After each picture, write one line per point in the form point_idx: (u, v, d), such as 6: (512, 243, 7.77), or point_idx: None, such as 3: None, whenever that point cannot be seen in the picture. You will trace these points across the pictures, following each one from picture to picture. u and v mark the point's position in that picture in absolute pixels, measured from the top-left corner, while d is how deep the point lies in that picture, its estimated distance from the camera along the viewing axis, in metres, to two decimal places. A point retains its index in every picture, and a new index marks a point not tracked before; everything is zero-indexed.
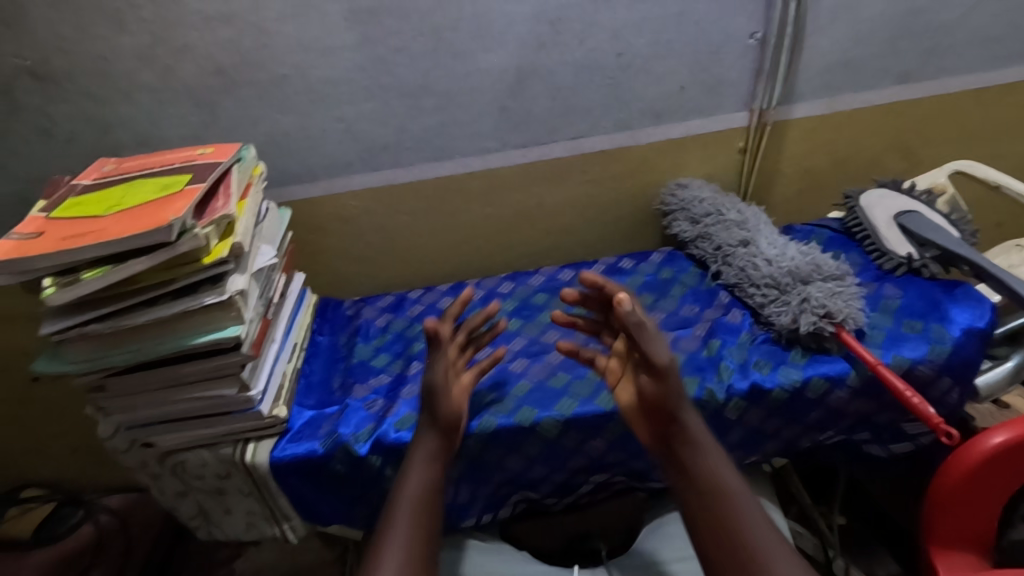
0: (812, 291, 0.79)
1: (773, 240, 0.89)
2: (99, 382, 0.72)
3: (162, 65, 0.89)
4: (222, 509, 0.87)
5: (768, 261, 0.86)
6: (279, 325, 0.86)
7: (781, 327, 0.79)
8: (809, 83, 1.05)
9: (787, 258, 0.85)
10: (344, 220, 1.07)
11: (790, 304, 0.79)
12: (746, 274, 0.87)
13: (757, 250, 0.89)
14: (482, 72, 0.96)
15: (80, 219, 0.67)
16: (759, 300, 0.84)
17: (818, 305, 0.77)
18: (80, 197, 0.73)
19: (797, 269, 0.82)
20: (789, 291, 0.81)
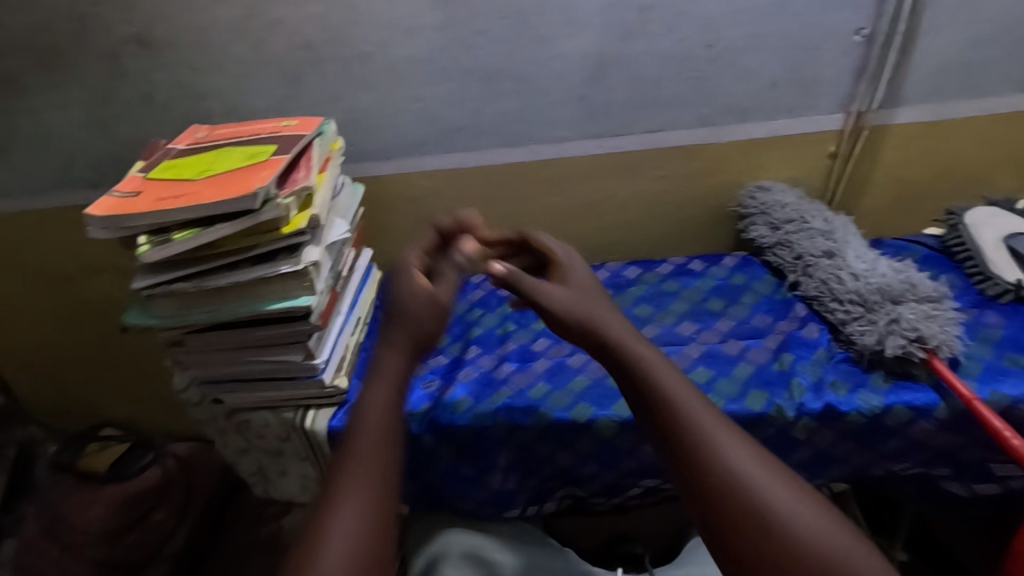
0: (903, 312, 0.73)
1: (861, 254, 0.84)
2: (178, 337, 0.76)
3: (254, 38, 0.92)
4: (280, 469, 0.91)
5: (854, 276, 0.80)
6: (346, 298, 0.88)
7: (865, 347, 0.74)
8: (916, 87, 0.97)
9: (877, 275, 0.79)
10: (413, 200, 1.08)
11: (875, 324, 0.74)
12: (828, 287, 0.82)
13: (843, 263, 0.83)
14: (562, 58, 0.94)
15: (174, 181, 0.71)
16: (841, 316, 0.78)
17: (909, 328, 0.71)
18: (176, 160, 0.77)
19: (887, 287, 0.76)
20: (876, 308, 0.75)
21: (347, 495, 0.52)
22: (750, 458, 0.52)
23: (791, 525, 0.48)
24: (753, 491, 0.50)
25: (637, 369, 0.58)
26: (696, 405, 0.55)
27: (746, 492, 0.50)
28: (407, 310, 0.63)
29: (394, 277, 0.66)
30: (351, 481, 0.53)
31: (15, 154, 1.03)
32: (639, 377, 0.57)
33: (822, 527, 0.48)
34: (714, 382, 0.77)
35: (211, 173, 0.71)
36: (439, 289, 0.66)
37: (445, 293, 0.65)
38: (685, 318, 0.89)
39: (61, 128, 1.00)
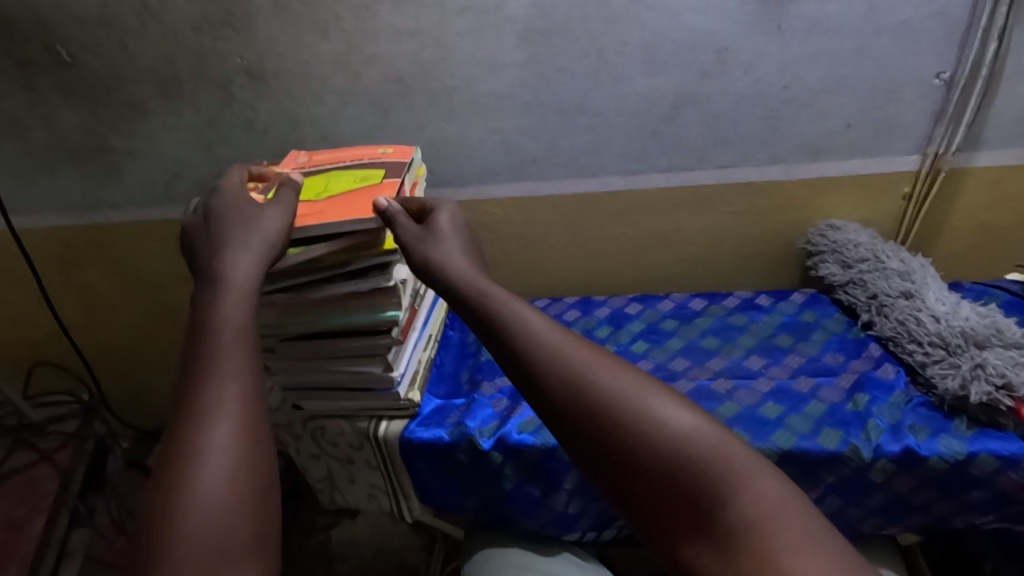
0: (989, 357, 0.72)
1: (940, 296, 0.82)
2: (271, 344, 0.82)
3: (352, 71, 1.00)
4: (348, 477, 0.95)
5: (935, 318, 0.79)
6: (422, 315, 0.92)
7: (947, 391, 0.72)
8: (999, 130, 0.96)
9: (959, 318, 0.78)
10: (483, 225, 1.13)
11: (958, 368, 0.73)
12: (906, 328, 0.81)
13: (922, 304, 0.82)
14: (638, 95, 0.98)
15: (296, 202, 0.76)
16: (920, 359, 0.77)
17: (994, 373, 0.70)
18: (290, 183, 0.83)
19: (971, 331, 0.75)
20: (958, 353, 0.74)
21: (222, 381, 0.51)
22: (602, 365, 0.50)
23: (670, 429, 0.46)
24: (615, 398, 0.48)
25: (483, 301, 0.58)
26: (544, 329, 0.54)
27: (600, 397, 0.48)
28: (217, 222, 0.65)
29: (213, 198, 0.68)
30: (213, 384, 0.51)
31: (127, 169, 1.13)
32: (486, 309, 0.57)
33: (689, 421, 0.47)
34: (786, 418, 0.77)
35: (330, 194, 0.77)
36: (268, 209, 0.68)
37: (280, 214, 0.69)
38: (753, 352, 0.89)
39: (171, 149, 1.10)
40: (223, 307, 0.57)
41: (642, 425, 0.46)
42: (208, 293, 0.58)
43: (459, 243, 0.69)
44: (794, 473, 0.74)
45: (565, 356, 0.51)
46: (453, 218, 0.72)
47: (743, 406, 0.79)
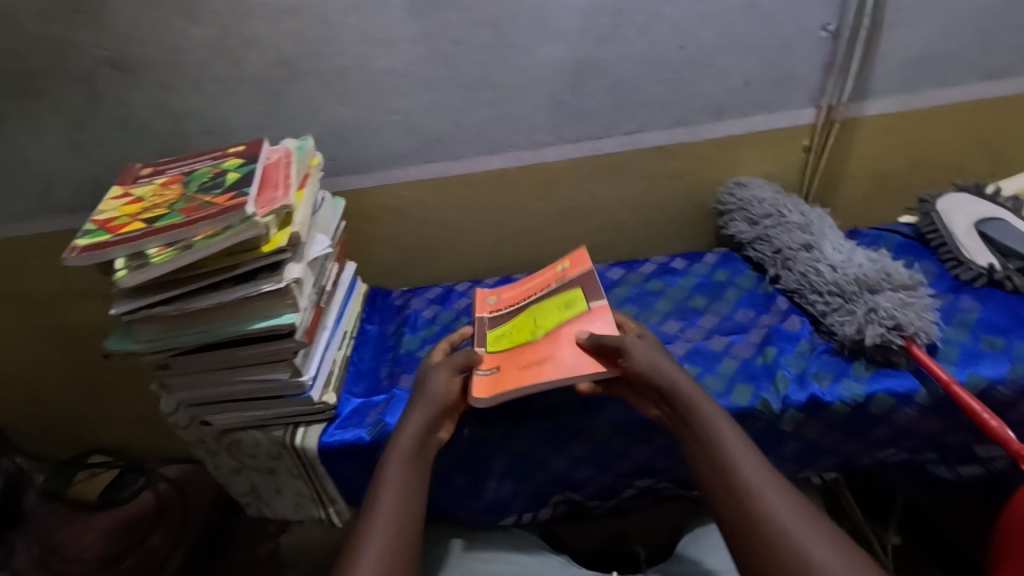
0: (880, 300, 0.75)
1: (838, 245, 0.85)
2: (164, 360, 0.76)
3: (230, 57, 0.92)
4: (273, 488, 0.91)
5: (832, 268, 0.82)
6: (331, 313, 0.88)
7: (846, 337, 0.75)
8: (886, 79, 0.99)
9: (854, 265, 0.80)
10: (396, 211, 1.08)
11: (854, 314, 0.76)
12: (807, 280, 0.83)
13: (821, 255, 0.85)
14: (538, 65, 0.95)
15: (519, 349, 0.77)
16: (821, 308, 0.80)
17: (885, 315, 0.73)
18: (291, 217, 0.71)
19: (864, 277, 0.78)
20: (853, 299, 0.77)
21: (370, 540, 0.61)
22: (807, 526, 0.56)
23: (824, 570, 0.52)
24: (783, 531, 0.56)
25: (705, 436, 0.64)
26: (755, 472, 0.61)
27: (799, 558, 0.54)
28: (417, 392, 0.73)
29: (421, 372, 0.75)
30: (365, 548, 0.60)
31: None
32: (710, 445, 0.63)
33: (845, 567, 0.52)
34: (701, 379, 0.78)
35: (547, 329, 0.78)
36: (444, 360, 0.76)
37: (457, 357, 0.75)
38: (669, 317, 0.90)
39: (38, 156, 0.99)
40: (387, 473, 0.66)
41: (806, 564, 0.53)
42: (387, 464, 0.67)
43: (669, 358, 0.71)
44: None
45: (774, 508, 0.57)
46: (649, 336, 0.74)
47: None
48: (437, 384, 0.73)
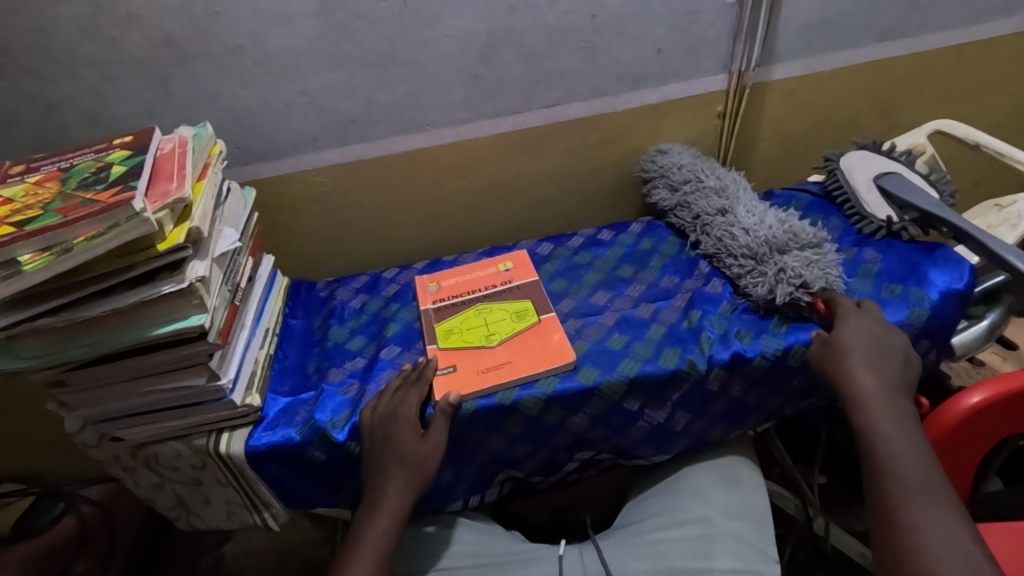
0: (788, 261, 0.78)
1: (752, 207, 0.88)
2: (59, 376, 0.69)
3: (106, 38, 0.83)
4: (201, 499, 0.86)
5: (745, 230, 0.85)
6: (249, 310, 0.83)
7: (758, 297, 0.78)
8: (788, 43, 1.03)
9: (764, 226, 0.83)
10: (312, 198, 1.03)
11: (765, 275, 0.79)
12: (723, 245, 0.86)
13: (735, 218, 0.87)
14: (449, 38, 0.92)
15: (471, 353, 0.80)
16: (736, 271, 0.83)
17: (793, 275, 0.76)
18: (184, 212, 0.66)
19: (773, 238, 0.81)
20: (765, 260, 0.80)
21: (366, 543, 0.69)
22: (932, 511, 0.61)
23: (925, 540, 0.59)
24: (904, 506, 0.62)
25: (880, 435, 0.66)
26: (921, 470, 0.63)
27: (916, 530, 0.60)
28: (394, 412, 0.73)
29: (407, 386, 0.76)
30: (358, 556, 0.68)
31: None
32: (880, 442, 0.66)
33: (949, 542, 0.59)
34: (631, 346, 0.79)
35: (498, 334, 0.82)
36: (427, 442, 0.72)
37: (434, 452, 0.72)
38: (598, 288, 0.90)
39: None
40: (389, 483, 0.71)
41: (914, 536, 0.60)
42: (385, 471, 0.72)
43: (877, 353, 0.70)
44: (643, 397, 0.77)
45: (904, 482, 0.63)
46: (874, 325, 0.72)
47: (592, 343, 0.80)
48: (411, 408, 0.73)
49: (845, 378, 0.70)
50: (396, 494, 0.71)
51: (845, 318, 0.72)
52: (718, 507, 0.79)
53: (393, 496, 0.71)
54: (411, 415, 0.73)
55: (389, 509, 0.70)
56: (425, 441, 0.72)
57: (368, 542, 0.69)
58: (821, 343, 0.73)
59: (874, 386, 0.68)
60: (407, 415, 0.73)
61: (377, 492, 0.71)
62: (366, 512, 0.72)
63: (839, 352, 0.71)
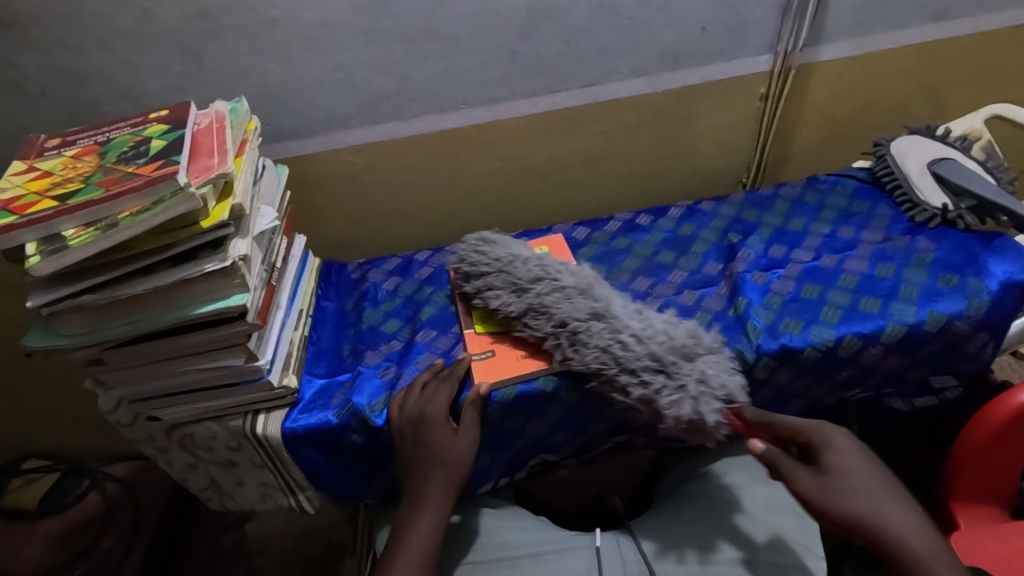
0: (708, 368, 0.68)
1: (616, 303, 0.74)
2: (97, 355, 0.68)
3: (139, 8, 0.81)
4: (234, 481, 0.85)
5: (636, 337, 0.70)
6: (284, 291, 0.81)
7: (682, 417, 0.66)
8: (838, 22, 0.99)
9: (655, 328, 0.71)
10: (343, 178, 1.01)
11: (682, 389, 0.66)
12: (618, 352, 0.69)
13: (614, 326, 0.71)
14: (488, 12, 0.88)
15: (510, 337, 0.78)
16: (642, 389, 0.68)
17: (715, 386, 0.67)
18: (228, 188, 0.64)
19: (675, 344, 0.69)
20: (675, 372, 0.67)
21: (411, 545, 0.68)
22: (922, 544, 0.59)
23: None
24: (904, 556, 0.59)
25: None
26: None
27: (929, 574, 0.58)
28: (427, 411, 0.71)
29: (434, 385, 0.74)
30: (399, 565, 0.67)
31: None
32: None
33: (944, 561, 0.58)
34: None
35: None
36: (461, 437, 0.71)
37: (468, 450, 0.71)
38: (639, 274, 0.88)
39: None
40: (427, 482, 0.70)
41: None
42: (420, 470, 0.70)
43: (875, 473, 0.63)
44: None
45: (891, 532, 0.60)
46: (853, 440, 0.65)
47: None
48: (442, 404, 0.71)
49: (873, 515, 0.60)
50: (438, 493, 0.70)
51: (831, 442, 0.64)
52: (758, 499, 0.78)
53: (434, 494, 0.70)
54: (444, 411, 0.71)
55: (429, 509, 0.69)
56: (458, 440, 0.70)
57: (411, 544, 0.68)
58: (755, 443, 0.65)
59: (900, 519, 0.60)
60: (439, 411, 0.71)
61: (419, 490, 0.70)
62: (408, 511, 0.70)
63: (845, 490, 0.61)
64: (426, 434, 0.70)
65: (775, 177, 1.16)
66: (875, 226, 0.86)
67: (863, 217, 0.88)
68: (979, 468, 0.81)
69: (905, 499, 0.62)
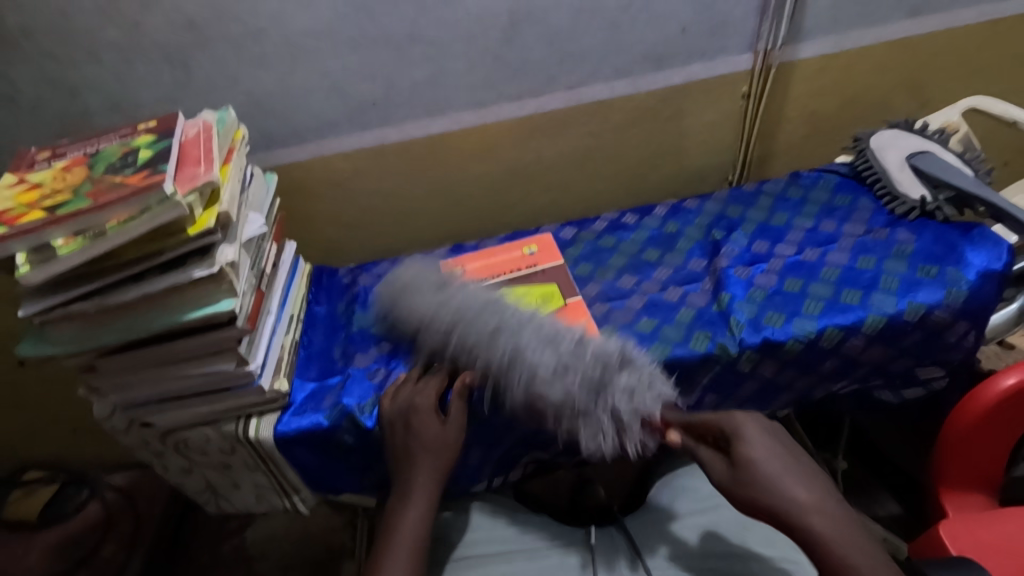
0: (617, 395, 0.68)
1: (528, 337, 0.72)
2: (90, 362, 0.69)
3: (126, 21, 0.82)
4: (230, 484, 0.86)
5: (548, 376, 0.69)
6: (274, 296, 0.83)
7: (603, 452, 0.69)
8: (817, 20, 1.00)
9: (569, 357, 0.71)
10: (333, 183, 1.02)
11: (599, 428, 0.68)
12: (536, 393, 0.69)
13: (523, 369, 0.70)
14: (471, 18, 0.90)
15: None
16: (566, 424, 0.69)
17: (627, 419, 0.68)
18: (215, 195, 0.65)
19: (580, 386, 0.69)
20: (591, 407, 0.68)
21: (401, 535, 0.68)
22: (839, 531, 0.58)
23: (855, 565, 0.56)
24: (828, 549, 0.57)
25: (830, 544, 0.57)
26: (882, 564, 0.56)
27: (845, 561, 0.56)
28: (413, 405, 0.72)
29: (415, 384, 0.76)
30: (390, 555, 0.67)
31: None
32: (836, 548, 0.57)
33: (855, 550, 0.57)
34: (659, 330, 0.78)
35: None
36: (450, 427, 0.72)
37: (457, 439, 0.72)
38: (624, 272, 0.89)
39: None
40: (416, 473, 0.71)
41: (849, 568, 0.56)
42: (408, 459, 0.71)
43: (784, 454, 0.62)
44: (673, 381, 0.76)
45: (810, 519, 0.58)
46: (765, 426, 0.64)
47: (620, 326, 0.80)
48: (427, 398, 0.73)
49: (780, 498, 0.59)
50: (427, 483, 0.71)
51: (741, 432, 0.63)
52: None
53: (423, 485, 0.70)
54: (429, 405, 0.72)
55: (422, 498, 0.70)
56: (446, 430, 0.72)
57: (402, 534, 0.68)
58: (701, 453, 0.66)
59: (803, 493, 0.59)
60: (424, 405, 0.72)
61: (407, 481, 0.71)
62: (397, 503, 0.71)
63: (751, 476, 0.61)
64: (413, 426, 0.71)
65: (761, 173, 1.18)
66: (856, 219, 0.88)
67: (845, 211, 0.89)
68: (964, 457, 0.83)
69: (809, 474, 0.62)
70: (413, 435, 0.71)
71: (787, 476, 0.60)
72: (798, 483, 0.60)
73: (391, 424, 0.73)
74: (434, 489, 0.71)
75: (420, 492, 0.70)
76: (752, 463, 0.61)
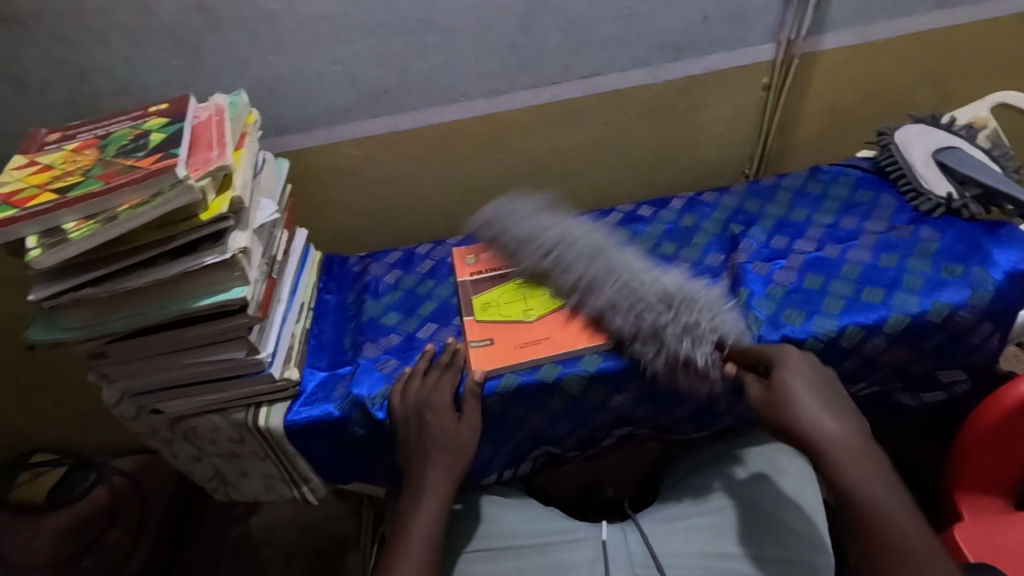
0: (696, 308, 0.70)
1: (623, 261, 0.76)
2: (100, 348, 0.69)
3: (136, 2, 0.81)
4: (239, 472, 0.86)
5: (639, 280, 0.74)
6: (285, 284, 0.82)
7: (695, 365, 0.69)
8: (842, 10, 0.98)
9: (666, 278, 0.74)
10: (343, 171, 1.01)
11: (682, 329, 0.69)
12: (631, 290, 0.73)
13: (614, 258, 0.76)
14: (487, 3, 0.88)
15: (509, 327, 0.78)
16: (652, 319, 0.70)
17: (705, 329, 0.69)
18: (227, 179, 0.64)
19: (671, 287, 0.72)
20: (682, 308, 0.70)
21: (413, 531, 0.68)
22: (870, 468, 0.61)
23: (872, 511, 0.59)
24: (856, 490, 0.60)
25: (853, 480, 0.60)
26: (896, 504, 0.59)
27: (865, 500, 0.59)
28: (428, 399, 0.72)
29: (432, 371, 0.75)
30: (402, 556, 0.66)
31: None
32: (857, 487, 0.60)
33: (884, 497, 0.59)
34: None
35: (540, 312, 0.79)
36: (464, 425, 0.71)
37: (471, 437, 0.71)
38: None
39: None
40: (434, 470, 0.70)
41: (867, 505, 0.59)
42: (420, 456, 0.71)
43: (824, 392, 0.64)
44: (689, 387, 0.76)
45: (853, 450, 0.61)
46: (811, 365, 0.66)
47: None
48: (443, 396, 0.72)
49: (815, 425, 0.62)
50: (440, 480, 0.70)
51: (786, 360, 0.66)
52: (769, 496, 0.76)
53: (437, 482, 0.70)
54: (445, 399, 0.72)
55: (434, 494, 0.70)
56: (461, 427, 0.71)
57: (413, 529, 0.68)
58: (760, 390, 0.65)
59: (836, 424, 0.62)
60: (439, 401, 0.71)
61: (421, 476, 0.70)
62: (411, 496, 0.70)
63: (791, 403, 0.63)
64: (425, 420, 0.71)
65: (779, 167, 1.15)
66: (878, 216, 0.86)
67: (866, 208, 0.87)
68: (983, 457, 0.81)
69: (847, 413, 0.63)
70: (427, 433, 0.71)
71: (830, 415, 0.62)
72: (846, 423, 0.62)
73: (404, 420, 0.72)
74: (445, 486, 0.70)
75: (433, 490, 0.70)
76: (795, 399, 0.63)
